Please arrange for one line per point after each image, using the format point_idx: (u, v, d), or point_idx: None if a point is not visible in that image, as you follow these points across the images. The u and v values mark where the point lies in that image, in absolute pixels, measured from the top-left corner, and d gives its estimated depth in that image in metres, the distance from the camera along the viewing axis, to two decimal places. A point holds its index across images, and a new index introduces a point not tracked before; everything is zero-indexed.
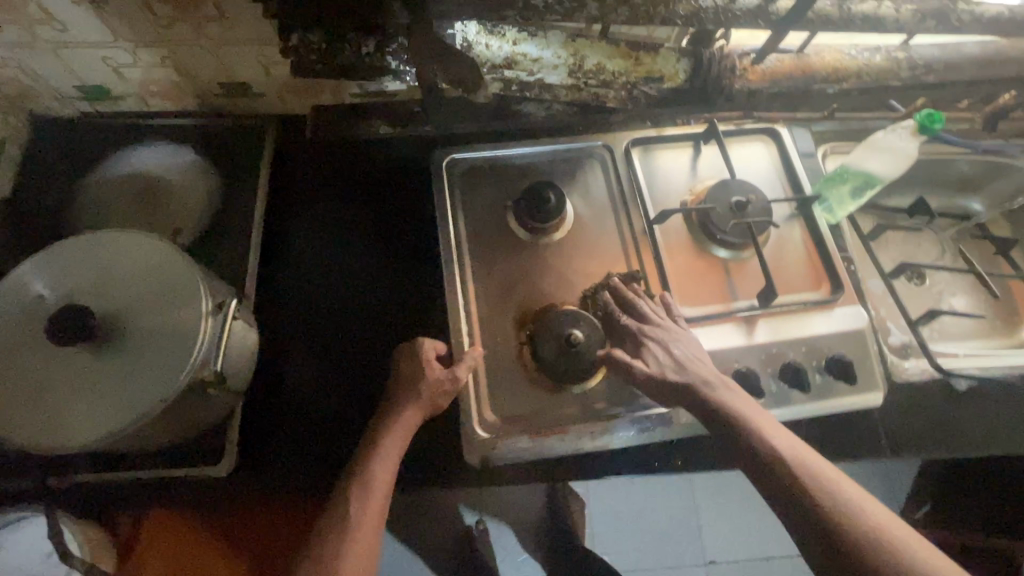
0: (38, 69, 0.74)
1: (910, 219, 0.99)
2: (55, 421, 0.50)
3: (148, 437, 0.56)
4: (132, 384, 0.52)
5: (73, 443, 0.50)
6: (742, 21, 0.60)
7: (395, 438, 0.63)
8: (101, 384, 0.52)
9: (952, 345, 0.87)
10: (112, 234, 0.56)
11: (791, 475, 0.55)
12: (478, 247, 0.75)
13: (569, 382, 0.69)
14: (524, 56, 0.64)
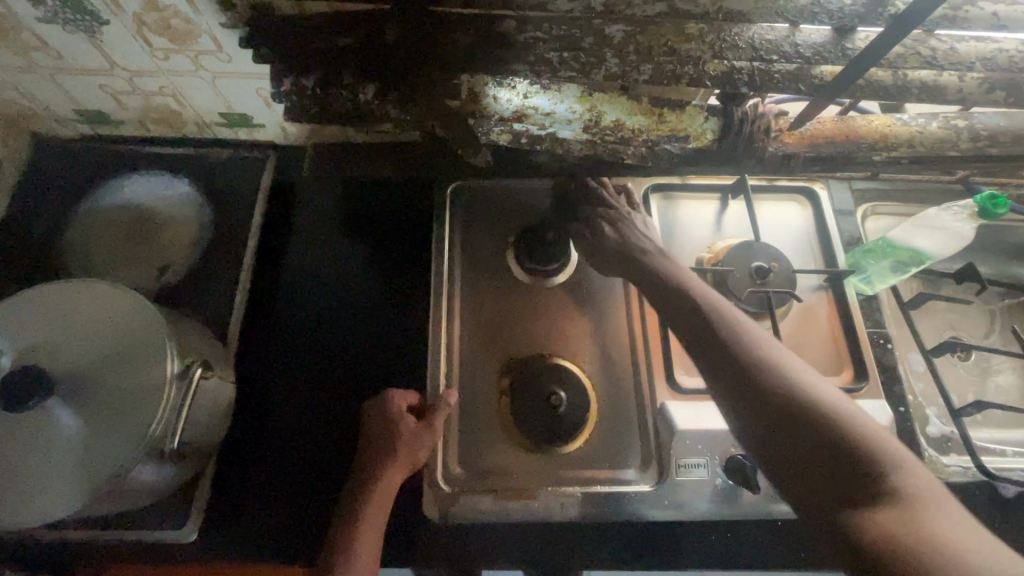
0: (37, 93, 0.72)
1: (958, 289, 0.90)
2: (8, 491, 0.47)
3: (101, 504, 0.52)
4: (84, 454, 0.48)
5: (25, 518, 0.46)
6: (781, 85, 0.53)
7: (377, 500, 0.57)
8: (52, 451, 0.48)
9: (1000, 438, 0.78)
10: (81, 284, 0.52)
11: (783, 405, 0.45)
12: (476, 301, 0.70)
13: (547, 444, 0.63)
14: (536, 110, 0.58)
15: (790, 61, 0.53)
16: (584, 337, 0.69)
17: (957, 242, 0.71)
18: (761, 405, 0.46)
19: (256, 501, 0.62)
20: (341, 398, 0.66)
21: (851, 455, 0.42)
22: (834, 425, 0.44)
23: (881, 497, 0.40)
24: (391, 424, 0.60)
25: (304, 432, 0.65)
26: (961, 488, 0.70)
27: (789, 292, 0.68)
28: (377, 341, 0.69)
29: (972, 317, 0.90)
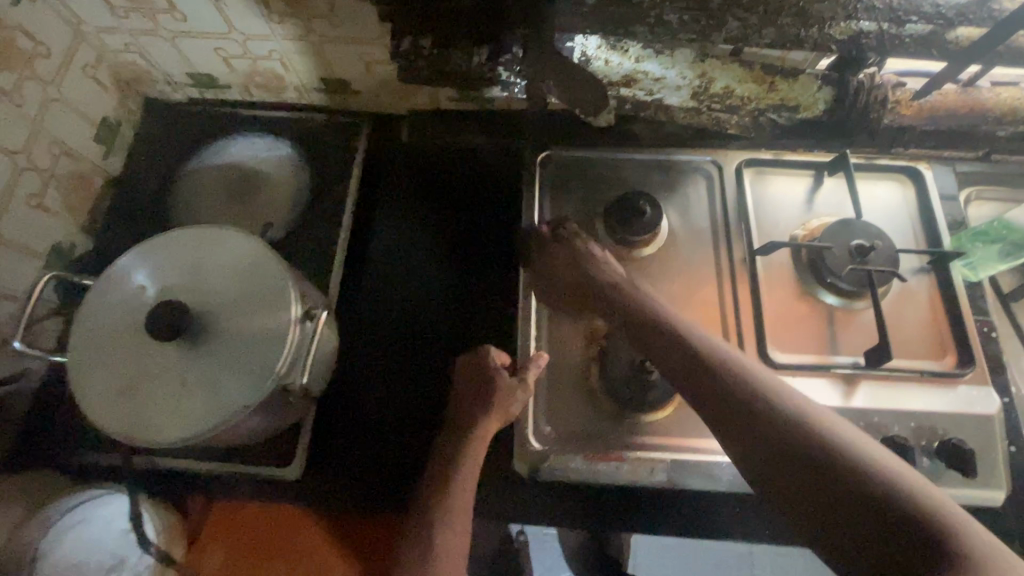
0: (156, 56, 0.76)
1: None
2: (146, 419, 0.50)
3: (225, 436, 0.56)
4: (219, 387, 0.51)
5: (162, 443, 0.50)
6: (910, 51, 0.52)
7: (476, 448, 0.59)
8: (190, 383, 0.51)
9: None
10: (212, 231, 0.55)
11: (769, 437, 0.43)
12: (565, 270, 0.70)
13: (637, 412, 0.63)
14: (646, 74, 0.59)
15: (924, 24, 0.51)
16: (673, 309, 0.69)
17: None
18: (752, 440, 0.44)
19: (352, 452, 0.65)
20: (433, 362, 0.69)
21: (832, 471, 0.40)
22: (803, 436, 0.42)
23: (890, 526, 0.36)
24: (491, 375, 0.62)
25: (398, 390, 0.68)
26: None
27: (893, 273, 0.66)
28: (470, 305, 0.71)
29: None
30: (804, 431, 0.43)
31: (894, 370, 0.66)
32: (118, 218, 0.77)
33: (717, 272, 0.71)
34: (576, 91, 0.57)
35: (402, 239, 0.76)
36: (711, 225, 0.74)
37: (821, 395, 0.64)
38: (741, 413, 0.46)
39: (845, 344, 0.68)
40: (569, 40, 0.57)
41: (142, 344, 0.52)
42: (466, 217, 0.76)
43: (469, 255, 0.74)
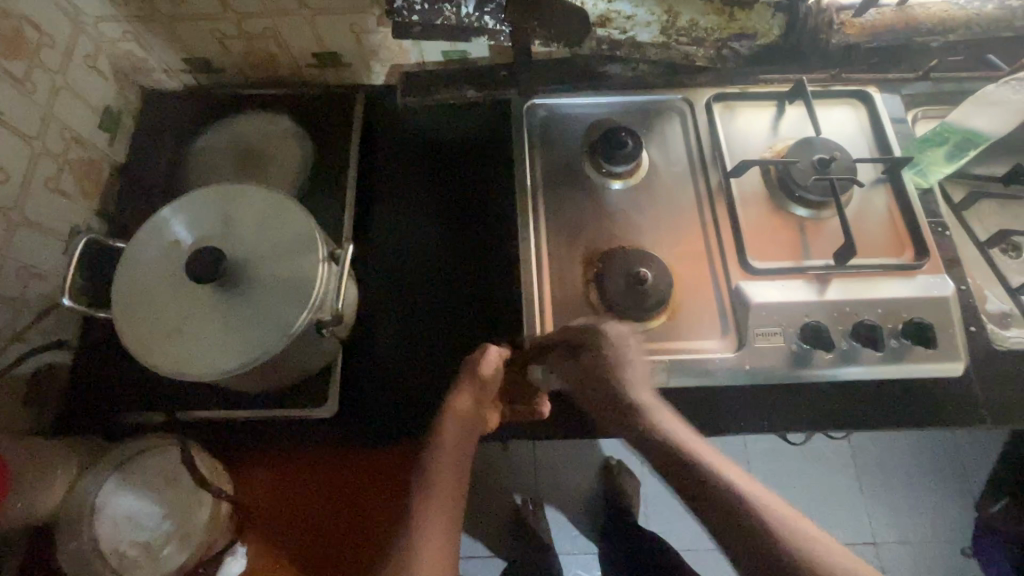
0: (152, 42, 0.79)
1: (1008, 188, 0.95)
2: (192, 357, 0.55)
3: (264, 375, 0.61)
4: (257, 325, 0.55)
5: (210, 377, 0.54)
6: None
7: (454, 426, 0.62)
8: (231, 323, 0.56)
9: None
10: (237, 187, 0.60)
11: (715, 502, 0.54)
12: (560, 208, 0.76)
13: (634, 320, 0.69)
14: (619, 13, 0.66)
15: None
16: (660, 233, 0.75)
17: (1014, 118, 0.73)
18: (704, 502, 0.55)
19: (381, 388, 0.71)
20: (446, 304, 0.75)
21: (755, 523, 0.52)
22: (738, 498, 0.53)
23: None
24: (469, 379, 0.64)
25: (419, 331, 0.74)
26: None
27: (851, 180, 0.73)
28: (473, 255, 0.78)
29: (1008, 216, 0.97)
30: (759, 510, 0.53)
31: (860, 266, 0.73)
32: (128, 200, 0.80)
33: (697, 197, 0.78)
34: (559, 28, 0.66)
35: (404, 199, 0.81)
36: (688, 156, 0.80)
37: (800, 294, 0.70)
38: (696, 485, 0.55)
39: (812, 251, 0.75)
40: None
41: (184, 292, 0.56)
42: (462, 177, 0.82)
43: (469, 210, 0.80)
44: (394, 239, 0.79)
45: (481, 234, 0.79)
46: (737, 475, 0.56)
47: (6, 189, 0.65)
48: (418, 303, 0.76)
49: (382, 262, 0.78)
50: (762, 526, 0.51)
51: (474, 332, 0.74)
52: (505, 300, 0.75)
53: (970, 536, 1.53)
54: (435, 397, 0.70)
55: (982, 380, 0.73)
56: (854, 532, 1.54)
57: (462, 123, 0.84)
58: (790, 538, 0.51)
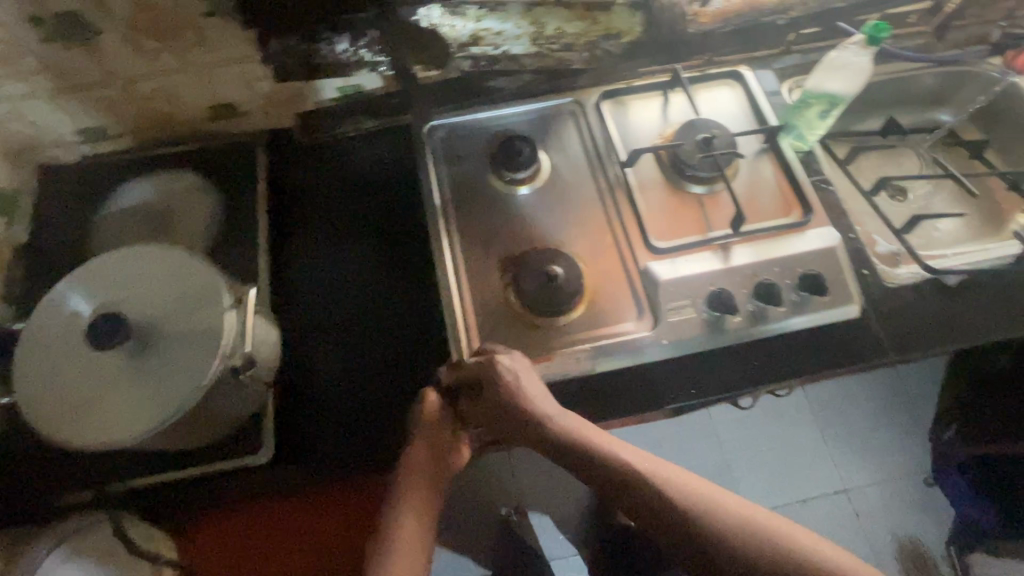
0: (39, 119, 0.79)
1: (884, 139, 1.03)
2: (107, 425, 0.54)
3: (189, 430, 0.60)
4: (169, 382, 0.55)
5: (128, 440, 0.54)
6: None
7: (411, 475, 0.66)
8: (142, 385, 0.55)
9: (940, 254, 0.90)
10: (135, 248, 0.60)
11: (672, 509, 0.59)
12: (470, 219, 0.79)
13: (551, 316, 0.72)
14: (486, 31, 0.77)
15: None
16: (566, 229, 0.79)
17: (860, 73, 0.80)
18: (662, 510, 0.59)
19: (317, 425, 0.71)
20: (373, 328, 0.77)
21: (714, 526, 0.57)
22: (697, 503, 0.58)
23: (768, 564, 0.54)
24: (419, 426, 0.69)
25: (350, 362, 0.75)
26: (918, 290, 0.81)
27: (733, 153, 0.79)
28: (396, 281, 0.79)
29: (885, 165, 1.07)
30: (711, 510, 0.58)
31: (755, 231, 0.78)
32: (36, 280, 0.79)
33: (598, 190, 0.82)
34: (428, 49, 0.77)
35: (321, 235, 0.82)
36: (585, 153, 0.84)
37: (704, 266, 0.75)
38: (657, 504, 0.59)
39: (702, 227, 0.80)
40: (415, 15, 0.73)
41: (88, 361, 0.56)
42: (375, 207, 0.84)
43: (385, 239, 0.82)
44: (316, 276, 0.80)
45: (401, 261, 0.80)
46: (685, 480, 0.61)
47: None
48: (348, 335, 0.76)
49: (306, 299, 0.79)
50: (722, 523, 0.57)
51: (405, 348, 0.76)
52: (431, 316, 0.77)
53: (929, 465, 1.61)
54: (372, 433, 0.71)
55: (882, 315, 0.79)
56: (825, 483, 1.61)
57: (369, 156, 0.86)
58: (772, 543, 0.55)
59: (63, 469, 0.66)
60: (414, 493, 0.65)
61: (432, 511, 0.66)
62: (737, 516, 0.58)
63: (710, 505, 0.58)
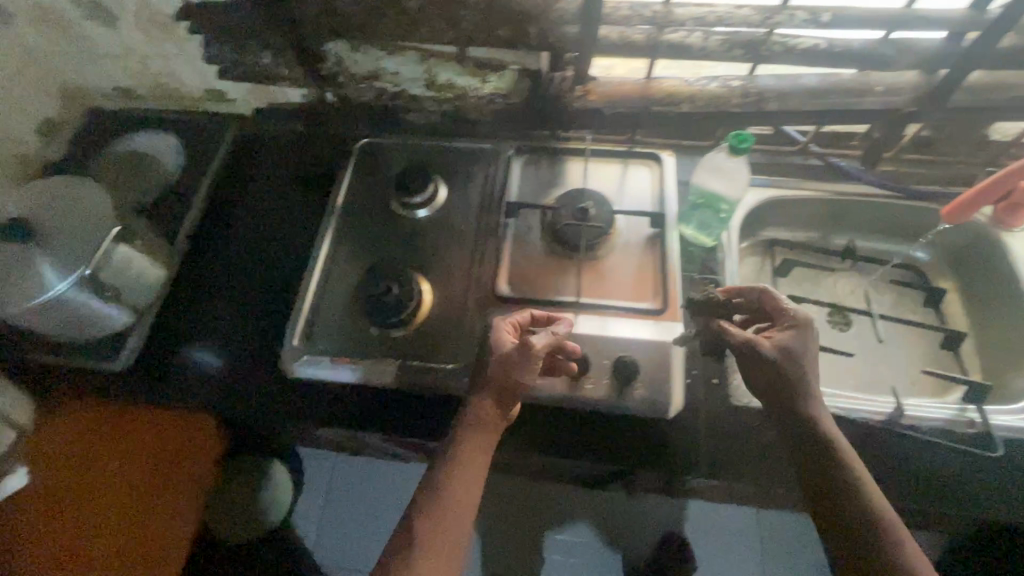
0: (90, 74, 1.03)
1: (825, 261, 1.00)
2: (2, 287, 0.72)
3: (38, 318, 0.76)
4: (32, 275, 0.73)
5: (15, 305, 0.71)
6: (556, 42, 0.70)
7: (490, 395, 0.68)
8: (14, 275, 0.73)
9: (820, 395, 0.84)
10: (78, 180, 0.80)
11: (844, 474, 0.61)
12: (357, 226, 0.89)
13: (383, 326, 0.80)
14: (383, 70, 0.79)
15: (570, 26, 0.68)
16: (429, 260, 0.87)
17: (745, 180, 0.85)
18: (850, 477, 0.61)
19: (146, 368, 0.83)
20: (235, 299, 0.89)
21: (874, 511, 0.59)
22: (861, 483, 0.61)
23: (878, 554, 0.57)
24: (507, 352, 0.68)
25: (212, 320, 0.87)
26: (766, 419, 0.76)
27: (603, 227, 0.81)
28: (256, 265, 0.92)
29: (836, 288, 0.98)
30: (891, 520, 0.59)
31: (601, 305, 0.80)
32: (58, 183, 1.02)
33: (473, 229, 0.89)
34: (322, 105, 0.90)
35: (214, 220, 0.96)
36: (480, 195, 0.91)
37: (539, 322, 0.79)
38: (838, 485, 0.61)
39: (537, 315, 0.76)
40: (325, 45, 0.79)
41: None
42: (269, 206, 0.96)
43: (251, 250, 0.93)
44: (220, 240, 0.94)
45: (260, 260, 0.92)
46: (866, 488, 0.61)
47: None
48: (214, 293, 0.89)
49: (197, 263, 0.93)
50: (874, 525, 0.59)
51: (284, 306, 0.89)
52: (288, 296, 0.88)
53: None
54: (187, 379, 0.83)
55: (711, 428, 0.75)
56: None
57: (310, 155, 1.00)
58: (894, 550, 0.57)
59: None
60: (481, 419, 0.68)
61: (478, 465, 0.66)
62: (896, 536, 0.58)
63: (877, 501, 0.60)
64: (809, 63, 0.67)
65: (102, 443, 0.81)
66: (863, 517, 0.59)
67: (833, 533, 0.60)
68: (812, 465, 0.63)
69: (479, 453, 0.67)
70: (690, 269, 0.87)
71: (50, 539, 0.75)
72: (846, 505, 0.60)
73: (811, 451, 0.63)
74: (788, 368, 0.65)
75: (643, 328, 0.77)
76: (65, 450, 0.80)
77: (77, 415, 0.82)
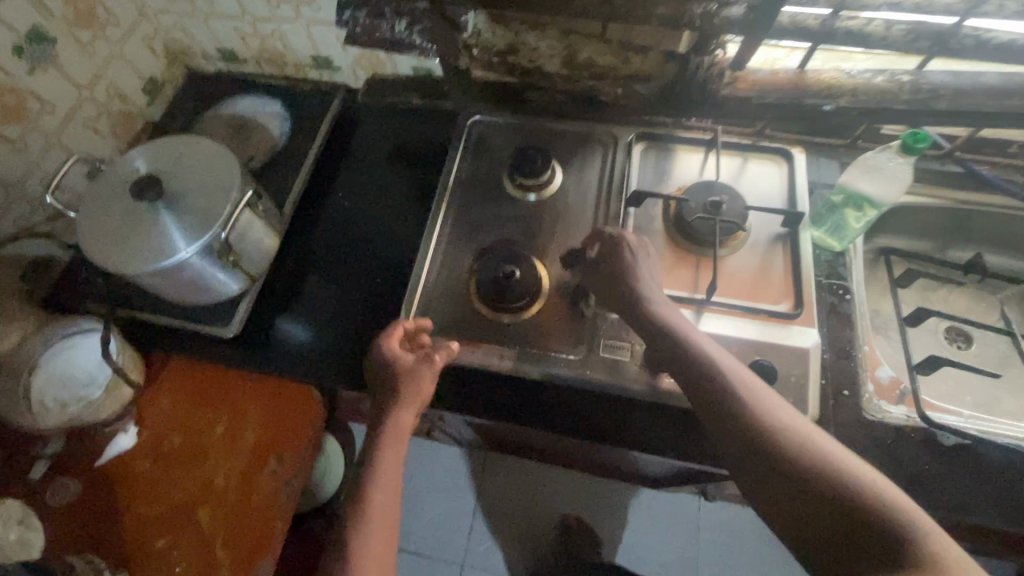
0: (196, 34, 1.01)
1: (946, 274, 0.95)
2: (128, 246, 0.70)
3: (159, 281, 0.74)
4: (158, 236, 0.70)
5: (140, 264, 0.69)
6: (720, 27, 0.66)
7: (408, 401, 0.69)
8: (139, 234, 0.70)
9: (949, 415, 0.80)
10: (197, 138, 0.76)
11: (754, 425, 0.54)
12: (470, 207, 0.87)
13: (500, 311, 0.78)
14: (524, 44, 0.75)
15: (739, 7, 0.65)
16: (547, 243, 0.83)
17: (904, 183, 0.75)
18: (759, 421, 0.54)
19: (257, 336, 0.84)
20: (336, 281, 0.88)
21: (818, 456, 0.50)
22: (793, 433, 0.52)
23: (852, 502, 0.46)
24: (400, 362, 0.71)
25: (323, 294, 0.87)
26: (903, 436, 0.72)
27: (737, 222, 0.77)
28: (364, 240, 0.91)
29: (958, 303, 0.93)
30: (821, 450, 0.50)
31: (730, 305, 0.76)
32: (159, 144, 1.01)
33: (593, 215, 0.85)
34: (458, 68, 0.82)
35: (323, 193, 0.96)
36: (598, 181, 0.88)
37: None
38: (744, 434, 0.54)
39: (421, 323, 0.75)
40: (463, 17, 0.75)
41: (126, 204, 0.72)
42: (376, 182, 0.96)
43: (359, 226, 0.92)
44: (327, 213, 0.94)
45: (369, 235, 0.92)
46: (807, 431, 0.53)
47: (51, 117, 0.86)
48: (324, 267, 0.89)
49: (304, 236, 0.92)
50: (819, 465, 0.49)
51: (393, 282, 0.87)
52: (397, 274, 0.88)
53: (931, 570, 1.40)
54: (300, 348, 0.83)
55: (845, 441, 0.72)
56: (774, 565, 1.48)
57: (417, 132, 0.99)
58: (830, 484, 0.48)
59: (94, 281, 0.85)
60: (395, 425, 0.68)
61: (398, 460, 0.66)
62: (830, 463, 0.49)
63: (796, 440, 0.52)
64: (1000, 60, 0.63)
65: (208, 406, 0.81)
66: (803, 460, 0.50)
67: (765, 485, 0.51)
68: (707, 417, 0.58)
69: (397, 458, 0.66)
70: (816, 274, 0.81)
71: (157, 501, 0.75)
72: (764, 458, 0.52)
73: (702, 404, 0.59)
74: (670, 338, 0.64)
75: (778, 332, 0.73)
76: (173, 414, 0.80)
77: (187, 378, 0.82)
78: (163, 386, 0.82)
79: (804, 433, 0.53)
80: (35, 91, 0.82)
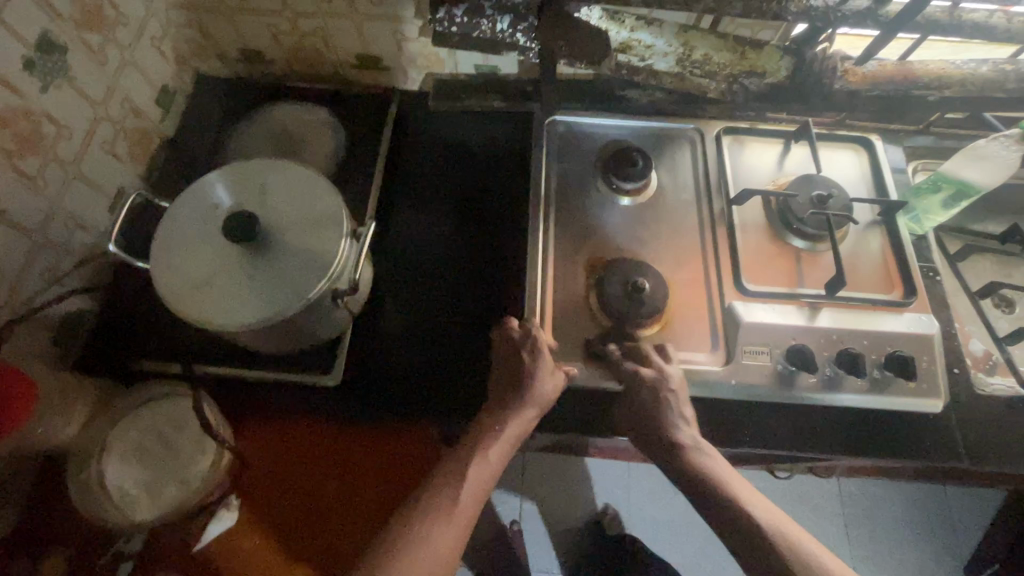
0: (215, 33, 0.87)
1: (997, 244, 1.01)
2: (230, 298, 0.59)
3: (261, 334, 0.63)
4: (265, 285, 0.60)
5: (251, 318, 0.58)
6: (850, 20, 0.65)
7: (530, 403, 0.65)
8: (242, 284, 0.60)
9: None
10: (282, 163, 0.65)
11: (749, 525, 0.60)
12: (569, 216, 0.82)
13: (630, 327, 0.74)
14: (639, 42, 0.71)
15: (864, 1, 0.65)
16: (656, 249, 0.81)
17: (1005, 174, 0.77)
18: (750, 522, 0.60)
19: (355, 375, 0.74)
20: (431, 307, 0.79)
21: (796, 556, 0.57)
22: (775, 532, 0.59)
23: None
24: (514, 345, 0.68)
25: (420, 321, 0.78)
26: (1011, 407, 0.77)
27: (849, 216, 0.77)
28: (452, 257, 0.83)
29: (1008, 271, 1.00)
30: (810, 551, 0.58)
31: (849, 298, 0.77)
32: (184, 164, 0.88)
33: (697, 215, 0.83)
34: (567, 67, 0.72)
35: (395, 209, 0.86)
36: (695, 179, 0.85)
37: (792, 317, 0.74)
38: (744, 532, 0.60)
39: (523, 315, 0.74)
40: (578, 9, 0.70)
41: (216, 248, 0.61)
42: (451, 192, 0.88)
43: (445, 242, 0.84)
44: (404, 230, 0.85)
45: (457, 251, 0.83)
46: (789, 527, 0.60)
47: (69, 143, 0.71)
48: (415, 292, 0.81)
49: (384, 258, 0.83)
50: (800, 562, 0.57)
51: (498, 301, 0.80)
52: (501, 292, 0.80)
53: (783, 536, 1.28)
54: (410, 382, 0.74)
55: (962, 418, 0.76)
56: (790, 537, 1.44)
57: (485, 135, 0.91)
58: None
59: (150, 335, 0.72)
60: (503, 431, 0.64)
61: (493, 470, 0.62)
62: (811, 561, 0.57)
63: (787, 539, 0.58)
64: None
65: (314, 447, 0.73)
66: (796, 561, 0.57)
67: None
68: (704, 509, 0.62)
69: (500, 462, 0.63)
70: None
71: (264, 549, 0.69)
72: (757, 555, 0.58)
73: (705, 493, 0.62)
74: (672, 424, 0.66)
75: (899, 321, 0.75)
76: (279, 463, 0.73)
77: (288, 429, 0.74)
78: (265, 432, 0.74)
79: (787, 529, 0.60)
80: (50, 114, 0.67)
